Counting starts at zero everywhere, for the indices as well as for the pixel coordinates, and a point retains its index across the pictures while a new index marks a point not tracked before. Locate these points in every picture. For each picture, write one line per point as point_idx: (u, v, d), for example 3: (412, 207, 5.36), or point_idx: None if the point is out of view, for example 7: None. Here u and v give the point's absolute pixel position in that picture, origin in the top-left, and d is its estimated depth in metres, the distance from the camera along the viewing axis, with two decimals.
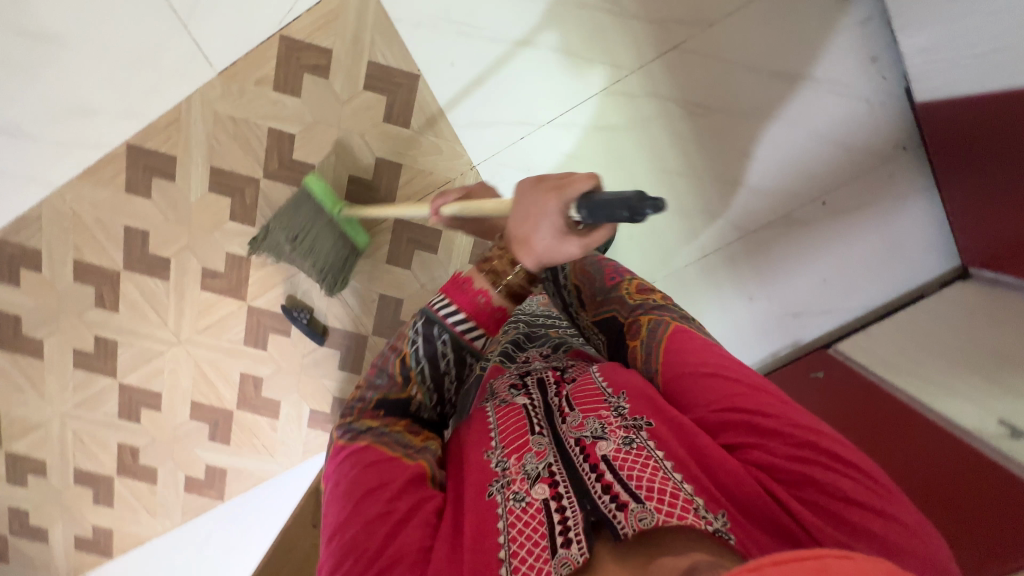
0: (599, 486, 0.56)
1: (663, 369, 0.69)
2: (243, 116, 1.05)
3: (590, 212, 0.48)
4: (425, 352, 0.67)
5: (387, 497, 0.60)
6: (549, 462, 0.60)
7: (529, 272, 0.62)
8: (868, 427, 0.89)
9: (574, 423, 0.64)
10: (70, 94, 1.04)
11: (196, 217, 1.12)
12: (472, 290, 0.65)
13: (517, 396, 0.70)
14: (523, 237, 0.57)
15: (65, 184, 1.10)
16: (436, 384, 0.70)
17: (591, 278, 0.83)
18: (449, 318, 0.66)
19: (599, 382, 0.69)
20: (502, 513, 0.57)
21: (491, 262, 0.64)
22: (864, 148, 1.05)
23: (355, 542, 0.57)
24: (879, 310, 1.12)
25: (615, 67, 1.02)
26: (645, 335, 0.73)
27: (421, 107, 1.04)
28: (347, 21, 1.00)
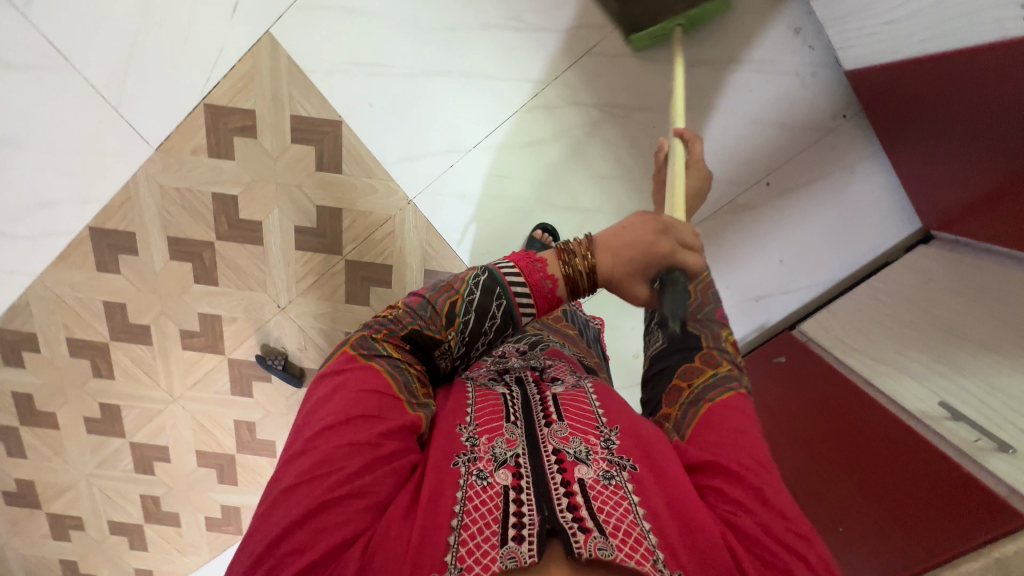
0: (564, 500, 0.53)
1: (716, 407, 0.63)
2: (187, 186, 1.09)
3: (675, 290, 0.60)
4: (478, 307, 0.62)
5: (377, 432, 0.57)
6: (517, 451, 0.59)
7: (595, 285, 0.61)
8: (816, 416, 0.90)
9: (560, 433, 0.61)
10: (32, 188, 1.11)
11: (164, 284, 1.18)
12: (542, 272, 0.61)
13: (495, 387, 0.71)
14: (619, 243, 0.61)
15: (43, 271, 1.18)
16: (470, 341, 0.64)
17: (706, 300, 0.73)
18: (510, 282, 0.60)
19: (597, 406, 0.66)
20: (463, 485, 0.55)
21: (573, 255, 0.61)
22: (801, 123, 1.00)
23: (330, 457, 0.54)
24: (844, 284, 1.08)
25: (530, 83, 1.00)
26: (718, 376, 0.66)
27: (350, 152, 1.05)
28: (264, 81, 1.02)
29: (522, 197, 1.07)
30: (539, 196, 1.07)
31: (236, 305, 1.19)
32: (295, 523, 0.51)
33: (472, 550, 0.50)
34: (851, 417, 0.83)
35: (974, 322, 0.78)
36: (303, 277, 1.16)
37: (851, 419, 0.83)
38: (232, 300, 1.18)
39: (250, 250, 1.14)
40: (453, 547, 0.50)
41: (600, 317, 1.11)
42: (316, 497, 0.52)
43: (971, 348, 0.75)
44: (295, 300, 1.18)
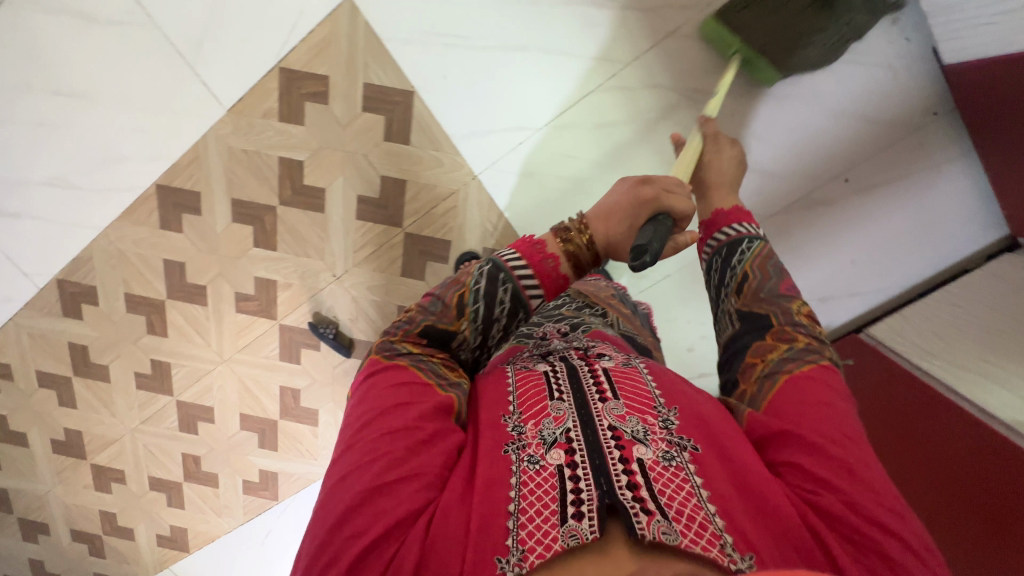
0: (624, 478, 0.53)
1: (795, 379, 0.61)
2: (254, 149, 1.10)
3: (659, 224, 0.64)
4: (484, 292, 0.62)
5: (415, 415, 0.58)
6: (567, 427, 0.58)
7: (597, 255, 0.64)
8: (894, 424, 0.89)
9: (615, 410, 0.60)
10: (104, 143, 1.13)
11: (224, 245, 1.19)
12: (543, 251, 0.63)
13: (540, 365, 0.70)
14: (607, 211, 0.65)
15: (108, 225, 1.20)
16: (484, 329, 0.64)
17: (769, 275, 0.72)
18: (514, 269, 0.62)
19: (649, 386, 0.64)
20: (515, 470, 0.55)
21: (568, 232, 0.64)
22: (889, 120, 0.96)
23: (372, 446, 0.56)
24: (918, 289, 1.04)
25: (610, 63, 0.98)
26: (795, 350, 0.64)
27: (419, 124, 1.05)
28: (340, 47, 1.02)
29: (589, 179, 1.06)
30: (607, 178, 1.05)
31: (292, 272, 1.20)
32: (352, 508, 0.53)
33: (531, 531, 0.51)
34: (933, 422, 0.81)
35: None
36: (361, 248, 1.16)
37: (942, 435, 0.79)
38: (289, 266, 1.19)
39: (311, 217, 1.14)
40: (513, 531, 0.51)
41: (649, 303, 1.07)
42: (367, 482, 0.54)
43: None
44: (351, 270, 1.18)
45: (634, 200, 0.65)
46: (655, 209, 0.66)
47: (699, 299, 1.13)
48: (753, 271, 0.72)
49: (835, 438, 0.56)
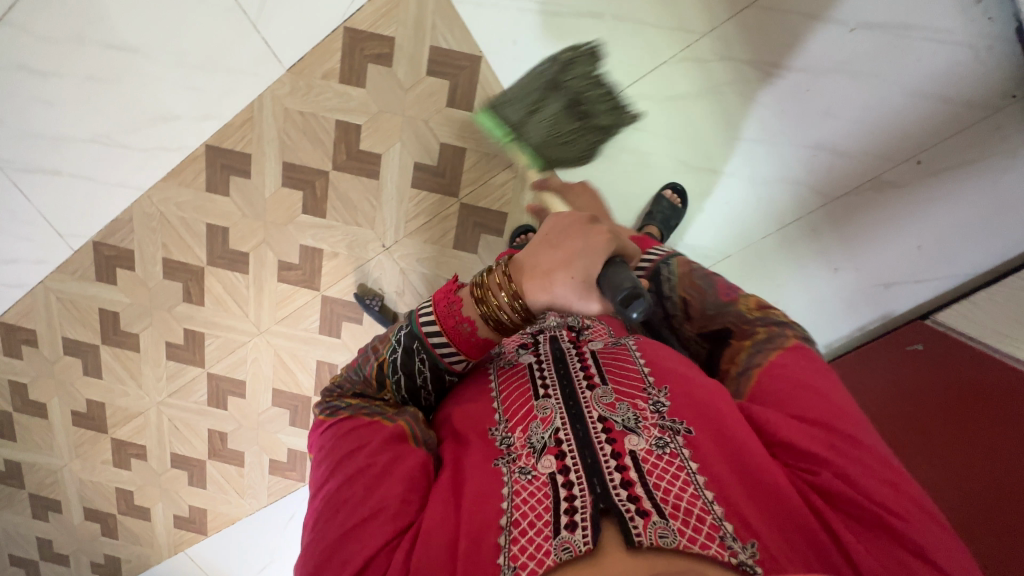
0: (617, 477, 0.51)
1: (771, 368, 0.62)
2: (312, 111, 1.08)
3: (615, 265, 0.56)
4: (401, 366, 0.66)
5: (364, 454, 0.60)
6: (556, 428, 0.57)
7: (525, 310, 0.61)
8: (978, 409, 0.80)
9: (604, 399, 0.59)
10: (156, 100, 1.10)
11: (271, 211, 1.16)
12: (458, 314, 0.63)
13: (523, 356, 0.68)
14: (539, 271, 0.59)
15: (152, 187, 1.17)
16: (411, 393, 0.69)
17: (702, 292, 0.70)
18: (427, 335, 0.64)
19: (641, 366, 0.64)
20: (508, 482, 0.55)
21: (488, 290, 0.62)
22: (966, 101, 0.95)
23: (338, 494, 0.58)
24: (985, 276, 1.03)
25: (685, 33, 0.97)
26: (759, 342, 0.65)
27: (484, 90, 1.03)
28: (409, 8, 1.00)
29: (654, 153, 1.04)
30: (672, 153, 1.04)
31: (339, 241, 1.17)
32: (323, 559, 0.54)
33: (524, 545, 0.50)
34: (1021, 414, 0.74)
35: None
36: (414, 217, 1.13)
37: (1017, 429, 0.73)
38: (337, 235, 1.16)
39: (365, 184, 1.12)
40: (504, 548, 0.50)
41: None
42: (335, 532, 0.55)
43: None
44: (400, 241, 1.15)
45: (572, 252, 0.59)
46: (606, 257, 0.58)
47: (757, 280, 1.10)
48: (688, 294, 0.71)
49: (832, 419, 0.56)
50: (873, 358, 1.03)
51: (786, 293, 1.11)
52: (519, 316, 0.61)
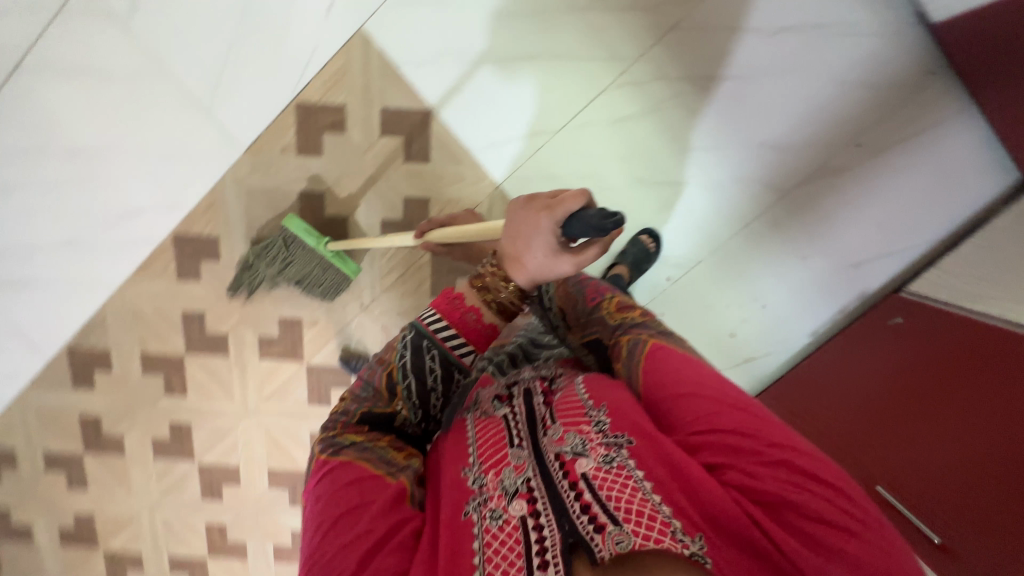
0: (577, 505, 0.55)
1: (651, 367, 0.70)
2: (274, 186, 1.10)
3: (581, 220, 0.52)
4: (413, 366, 0.67)
5: (364, 522, 0.60)
6: (527, 476, 0.61)
7: (523, 290, 0.65)
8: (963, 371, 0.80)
9: (555, 436, 0.64)
10: (118, 199, 1.11)
11: (245, 288, 1.16)
12: (462, 306, 0.67)
13: (499, 408, 0.73)
14: (513, 256, 0.61)
15: (122, 284, 1.16)
16: (420, 402, 0.70)
17: (574, 300, 0.88)
18: (437, 332, 0.66)
19: (581, 396, 0.69)
20: (479, 532, 0.58)
21: (482, 282, 0.66)
22: (889, 83, 1.01)
23: (332, 561, 0.59)
24: (943, 244, 1.07)
25: (618, 60, 1.02)
26: (628, 345, 0.75)
27: (439, 142, 1.07)
28: (355, 75, 1.04)
29: (610, 175, 1.08)
30: (627, 172, 1.07)
31: (317, 307, 1.17)
32: None
33: None
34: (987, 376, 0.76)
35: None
36: (389, 273, 1.14)
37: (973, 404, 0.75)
38: (315, 301, 1.16)
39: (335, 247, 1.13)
40: None
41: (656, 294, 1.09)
42: None
43: None
44: (378, 298, 1.16)
45: (532, 231, 0.58)
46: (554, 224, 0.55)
47: (733, 280, 1.12)
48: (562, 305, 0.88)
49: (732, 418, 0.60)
50: (855, 340, 1.05)
51: (764, 287, 1.12)
52: (517, 295, 0.65)
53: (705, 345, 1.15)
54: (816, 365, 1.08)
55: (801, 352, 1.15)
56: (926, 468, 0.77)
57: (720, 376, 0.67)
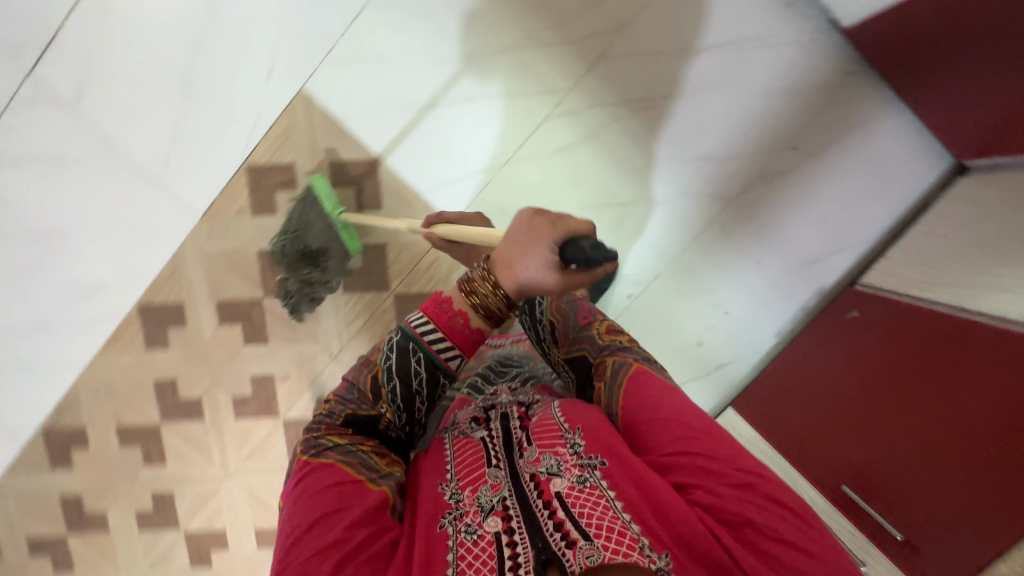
0: (551, 523, 0.56)
1: (630, 396, 0.72)
2: (233, 247, 1.11)
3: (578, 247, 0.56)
4: (398, 369, 0.71)
5: (341, 527, 0.60)
6: (503, 495, 0.62)
7: (509, 296, 0.67)
8: (917, 368, 0.81)
9: (531, 458, 0.66)
10: (79, 277, 1.12)
11: (214, 351, 1.16)
12: (451, 310, 0.71)
13: (477, 430, 0.75)
14: (507, 261, 0.63)
15: (92, 360, 1.17)
16: (404, 405, 0.73)
17: (565, 316, 0.90)
18: (425, 335, 0.71)
19: (557, 418, 0.72)
20: (453, 545, 0.58)
21: (473, 285, 0.69)
22: (815, 87, 1.05)
23: (306, 567, 0.58)
24: (889, 236, 1.10)
25: (552, 93, 1.06)
26: (612, 368, 0.77)
27: (390, 188, 1.09)
28: (301, 134, 1.07)
29: (559, 203, 1.10)
30: (575, 197, 1.10)
31: (288, 361, 1.17)
32: None
33: None
34: (934, 367, 0.78)
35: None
36: (353, 320, 1.16)
37: (927, 397, 0.76)
38: (285, 356, 1.17)
39: None
40: None
41: None
42: None
43: None
44: (347, 346, 1.17)
45: (530, 241, 0.60)
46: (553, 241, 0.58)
47: (692, 291, 1.14)
48: (553, 316, 0.90)
49: (699, 443, 0.64)
50: (816, 337, 1.06)
51: (725, 293, 1.14)
52: (504, 303, 0.68)
53: (675, 356, 1.17)
54: (783, 365, 1.09)
55: (770, 353, 1.16)
56: (885, 464, 0.78)
57: (690, 403, 0.71)
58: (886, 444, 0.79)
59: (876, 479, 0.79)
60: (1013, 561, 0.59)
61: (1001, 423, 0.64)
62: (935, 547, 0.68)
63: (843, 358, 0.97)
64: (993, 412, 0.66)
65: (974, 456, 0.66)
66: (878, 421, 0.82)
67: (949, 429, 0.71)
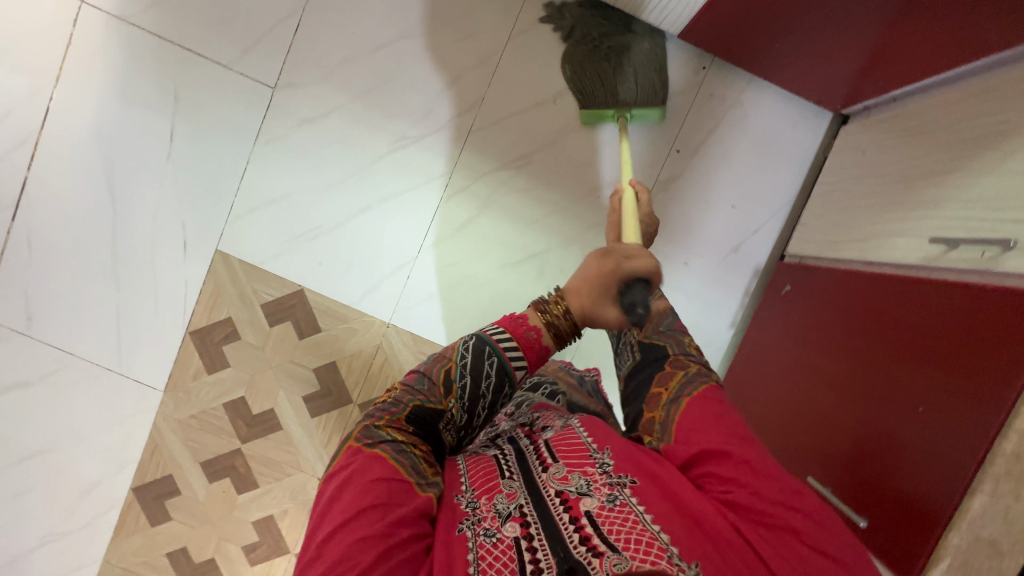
0: (575, 534, 0.52)
1: (695, 399, 0.67)
2: (199, 410, 1.17)
3: (633, 290, 0.63)
4: (472, 368, 0.64)
5: (388, 520, 0.54)
6: (519, 502, 0.57)
7: (576, 323, 0.66)
8: (857, 338, 0.79)
9: (557, 475, 0.60)
10: (74, 480, 1.19)
11: (213, 508, 1.20)
12: (524, 324, 0.66)
13: (489, 450, 0.70)
14: (578, 283, 0.66)
15: (105, 553, 1.21)
16: (470, 407, 0.65)
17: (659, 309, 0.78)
18: (498, 338, 0.65)
19: (584, 438, 0.66)
20: (473, 547, 0.53)
21: (546, 303, 0.66)
22: (676, 92, 1.09)
23: (346, 555, 0.52)
24: (800, 200, 1.11)
25: (439, 178, 1.11)
26: (691, 374, 0.71)
27: (322, 311, 1.14)
28: (228, 288, 1.14)
29: (481, 271, 1.13)
30: (495, 260, 1.13)
31: (282, 498, 1.19)
32: None
33: None
34: (875, 336, 0.76)
35: (950, 155, 0.74)
36: (329, 441, 1.17)
37: (871, 370, 0.74)
38: (278, 493, 1.19)
39: (274, 439, 1.18)
40: None
41: (596, 368, 1.08)
42: None
43: (934, 180, 0.75)
44: None
45: (606, 272, 0.64)
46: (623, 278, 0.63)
47: None
48: None
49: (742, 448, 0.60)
50: (764, 320, 1.06)
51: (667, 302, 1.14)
52: (570, 324, 0.66)
53: None
54: (744, 361, 1.08)
55: (730, 347, 1.15)
56: (835, 444, 0.76)
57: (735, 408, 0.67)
58: (844, 424, 0.76)
59: (831, 463, 0.76)
60: (959, 528, 0.55)
61: (936, 375, 0.63)
62: (891, 523, 0.64)
63: (797, 335, 0.94)
64: (930, 373, 0.64)
65: (916, 422, 0.64)
66: (833, 401, 0.79)
67: (888, 393, 0.70)
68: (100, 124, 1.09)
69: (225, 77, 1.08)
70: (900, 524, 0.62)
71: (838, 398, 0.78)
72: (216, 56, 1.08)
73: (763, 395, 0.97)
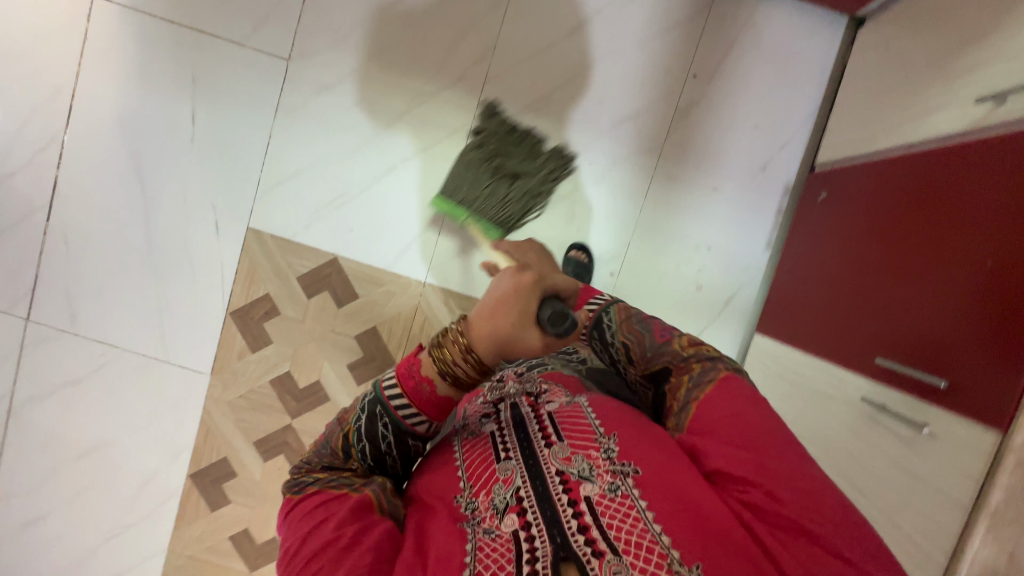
0: (573, 523, 0.44)
1: (706, 403, 0.52)
2: (247, 390, 1.18)
3: (553, 307, 0.45)
4: (366, 432, 0.51)
5: (329, 526, 0.46)
6: (516, 486, 0.48)
7: (484, 365, 0.46)
8: (913, 216, 0.77)
9: (561, 452, 0.50)
10: (132, 473, 1.20)
11: (270, 487, 1.21)
12: (416, 374, 0.49)
13: (486, 423, 0.57)
14: (484, 310, 0.46)
15: (170, 541, 1.22)
16: (380, 462, 0.53)
17: (639, 336, 0.62)
18: (388, 396, 0.50)
19: (590, 416, 0.54)
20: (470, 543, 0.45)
21: (444, 342, 0.47)
22: (686, 19, 1.09)
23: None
24: (824, 111, 1.10)
25: (460, 131, 1.12)
26: (695, 375, 0.56)
27: (356, 277, 1.15)
28: (264, 265, 1.15)
29: None
30: None
31: None
32: None
33: None
34: (935, 206, 0.73)
35: (978, 21, 0.74)
36: None
37: (936, 239, 0.71)
38: None
39: (323, 411, 1.18)
40: None
41: None
42: None
43: (968, 47, 0.74)
44: None
45: (510, 289, 0.46)
46: (541, 292, 0.46)
47: (668, 241, 1.13)
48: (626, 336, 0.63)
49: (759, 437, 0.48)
50: (803, 233, 1.04)
51: (700, 231, 1.13)
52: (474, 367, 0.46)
53: (685, 308, 1.14)
54: (787, 276, 1.05)
55: (769, 269, 1.14)
56: (898, 321, 0.74)
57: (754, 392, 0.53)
58: (910, 298, 0.73)
59: (899, 339, 0.73)
60: None
61: (1012, 220, 0.61)
62: (972, 374, 0.61)
63: (843, 230, 0.92)
64: (1006, 220, 0.61)
65: (996, 275, 0.61)
66: (896, 282, 0.76)
67: (962, 253, 0.67)
68: (122, 115, 1.11)
69: (240, 53, 1.10)
70: (975, 377, 0.61)
71: (901, 275, 0.76)
72: (229, 34, 1.09)
73: (812, 296, 0.95)
